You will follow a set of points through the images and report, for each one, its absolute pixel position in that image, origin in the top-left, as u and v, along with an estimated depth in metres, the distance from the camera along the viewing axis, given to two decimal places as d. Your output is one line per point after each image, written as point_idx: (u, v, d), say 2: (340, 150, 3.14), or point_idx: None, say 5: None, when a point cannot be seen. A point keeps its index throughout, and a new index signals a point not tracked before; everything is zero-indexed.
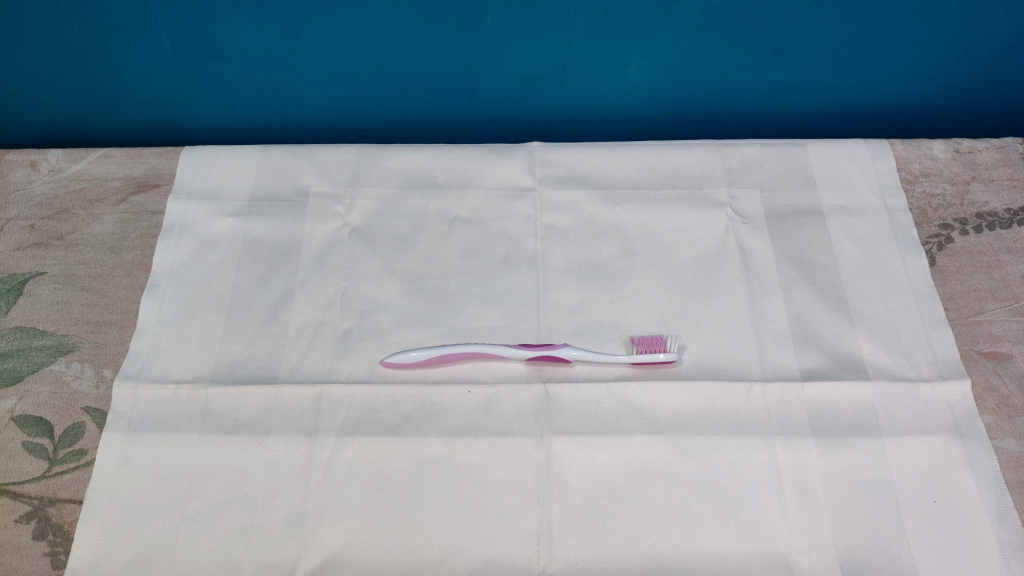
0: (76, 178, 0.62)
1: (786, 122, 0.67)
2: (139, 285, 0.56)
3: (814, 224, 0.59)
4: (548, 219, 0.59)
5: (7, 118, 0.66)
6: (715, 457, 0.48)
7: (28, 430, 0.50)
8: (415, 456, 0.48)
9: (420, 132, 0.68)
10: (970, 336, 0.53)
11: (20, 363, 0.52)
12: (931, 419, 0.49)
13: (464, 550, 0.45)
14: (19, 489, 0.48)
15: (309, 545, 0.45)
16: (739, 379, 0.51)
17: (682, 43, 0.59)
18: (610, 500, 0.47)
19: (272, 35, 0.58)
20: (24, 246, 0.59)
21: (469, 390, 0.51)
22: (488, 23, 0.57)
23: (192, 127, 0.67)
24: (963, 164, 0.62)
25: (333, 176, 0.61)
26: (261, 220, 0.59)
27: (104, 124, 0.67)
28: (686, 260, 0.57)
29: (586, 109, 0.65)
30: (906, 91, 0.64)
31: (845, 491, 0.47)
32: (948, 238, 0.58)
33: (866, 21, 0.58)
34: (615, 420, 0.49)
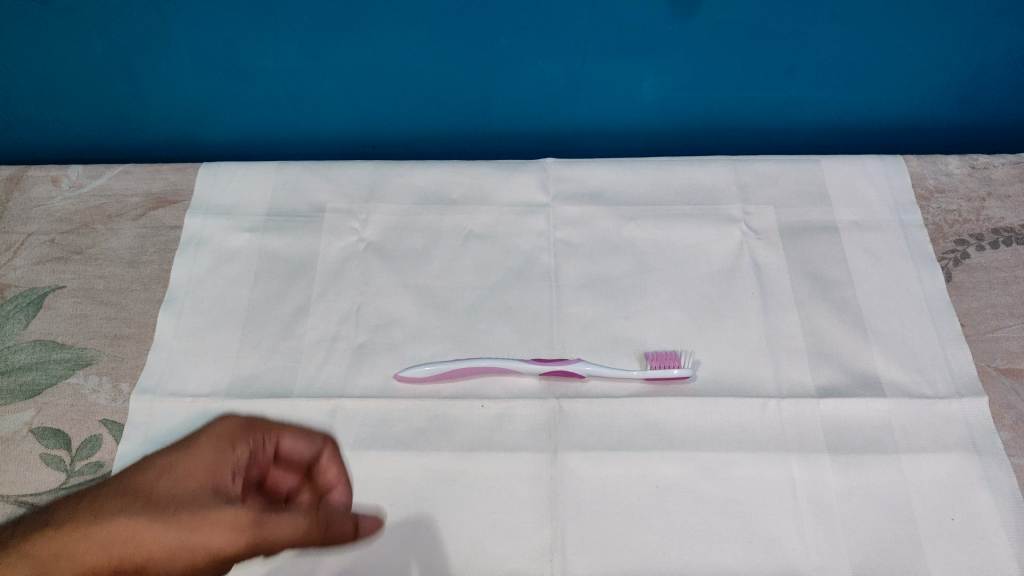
0: (96, 193, 0.63)
1: (800, 138, 0.67)
2: (156, 299, 0.57)
3: (828, 240, 0.59)
4: (561, 235, 0.59)
5: (30, 136, 0.67)
6: (730, 474, 0.48)
7: (46, 442, 0.50)
8: (427, 470, 0.48)
9: (435, 148, 0.68)
10: (987, 353, 0.53)
11: (38, 376, 0.53)
12: (948, 436, 0.49)
13: (477, 565, 0.45)
14: (36, 500, 0.48)
15: (322, 559, 0.45)
16: (753, 395, 0.51)
17: (695, 60, 0.59)
18: (623, 515, 0.46)
19: (290, 53, 0.59)
20: (44, 260, 0.59)
21: (482, 405, 0.51)
22: (502, 40, 0.57)
23: (210, 144, 0.68)
24: (978, 180, 0.62)
25: (348, 192, 0.62)
26: (277, 236, 0.59)
27: (124, 140, 0.68)
28: (700, 276, 0.57)
29: (599, 126, 0.65)
30: (921, 106, 0.64)
31: (860, 509, 0.46)
32: (963, 254, 0.58)
33: (880, 38, 0.58)
34: (628, 436, 0.49)
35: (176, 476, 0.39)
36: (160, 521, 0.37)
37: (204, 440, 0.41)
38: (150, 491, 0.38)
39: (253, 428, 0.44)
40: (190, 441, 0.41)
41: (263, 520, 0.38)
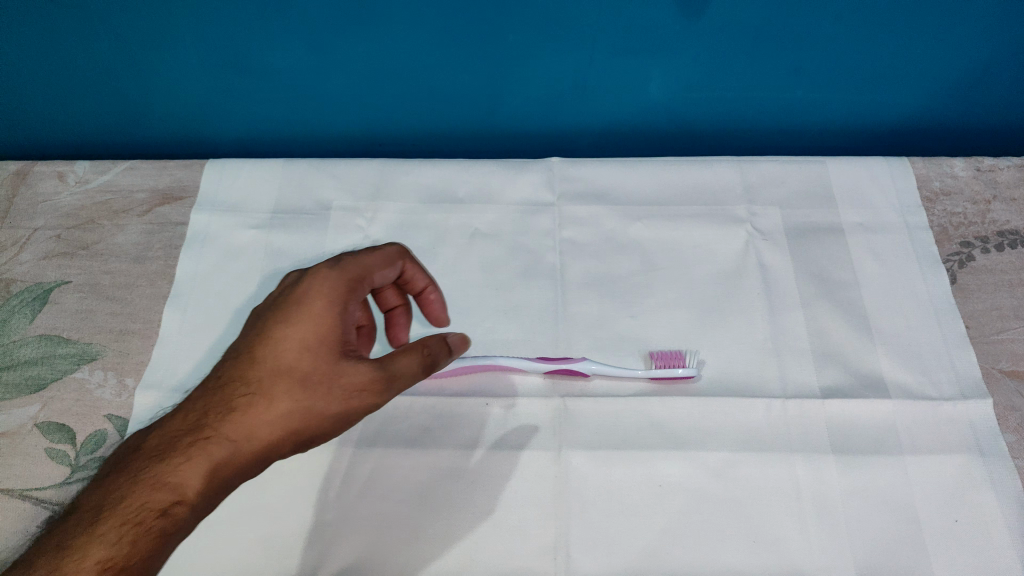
0: (102, 189, 0.63)
1: (806, 139, 0.67)
2: (162, 295, 0.57)
3: (834, 241, 0.59)
4: (567, 234, 0.59)
5: (37, 131, 0.67)
6: (735, 473, 0.48)
7: (51, 437, 0.50)
8: (432, 467, 0.48)
9: (442, 147, 0.68)
10: (992, 355, 0.53)
11: (44, 371, 0.53)
12: (953, 437, 0.49)
13: (481, 562, 0.45)
14: (42, 494, 0.48)
15: (327, 555, 0.45)
16: (758, 395, 0.51)
17: (702, 60, 0.59)
18: (628, 514, 0.46)
19: (297, 50, 0.59)
20: (50, 255, 0.59)
21: (486, 403, 0.51)
22: (510, 39, 0.57)
23: (216, 140, 0.68)
24: (984, 182, 0.62)
25: (354, 190, 0.62)
26: (283, 233, 0.60)
27: (131, 136, 0.68)
28: (706, 276, 0.57)
29: (606, 125, 0.66)
30: (927, 108, 0.64)
31: (864, 509, 0.46)
32: (969, 256, 0.58)
33: (887, 40, 0.58)
34: (633, 435, 0.49)
35: (305, 346, 0.42)
36: (316, 393, 0.41)
37: (312, 291, 0.43)
38: (292, 368, 0.41)
39: (344, 267, 0.44)
40: (300, 302, 0.43)
41: (389, 377, 0.42)
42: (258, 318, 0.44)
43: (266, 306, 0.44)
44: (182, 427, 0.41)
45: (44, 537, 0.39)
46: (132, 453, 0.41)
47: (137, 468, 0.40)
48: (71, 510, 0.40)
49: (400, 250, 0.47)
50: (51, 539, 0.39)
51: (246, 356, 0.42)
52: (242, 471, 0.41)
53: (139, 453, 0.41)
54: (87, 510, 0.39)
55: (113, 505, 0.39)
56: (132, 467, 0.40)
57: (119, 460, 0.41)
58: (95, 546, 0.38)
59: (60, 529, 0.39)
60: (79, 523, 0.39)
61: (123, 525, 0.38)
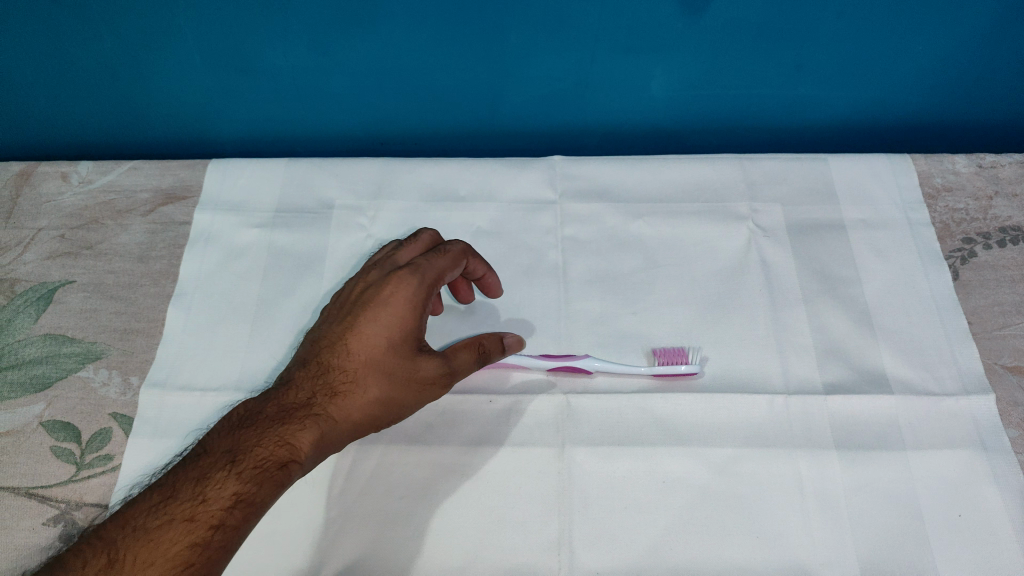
0: (105, 189, 0.63)
1: (807, 136, 0.67)
2: (165, 294, 0.57)
3: (836, 238, 0.59)
4: (569, 231, 0.59)
5: (41, 132, 0.68)
6: (738, 469, 0.48)
7: (56, 435, 0.50)
8: (436, 464, 0.49)
9: (444, 146, 0.68)
10: (994, 350, 0.53)
11: (48, 370, 0.53)
12: (956, 433, 0.49)
13: (485, 559, 0.45)
14: (47, 492, 0.48)
15: (332, 551, 0.45)
16: (761, 391, 0.51)
17: (704, 58, 0.59)
18: (630, 510, 0.47)
19: (300, 50, 0.59)
20: (54, 255, 0.60)
21: (490, 400, 0.51)
22: (512, 37, 0.57)
23: (219, 140, 0.68)
24: (986, 179, 0.62)
25: (357, 188, 0.62)
26: (286, 231, 0.60)
27: (134, 137, 0.68)
28: (708, 273, 0.57)
29: (608, 123, 0.66)
30: (928, 105, 0.64)
31: (868, 505, 0.47)
32: (971, 253, 0.58)
33: (889, 37, 0.58)
34: (636, 431, 0.50)
35: (393, 340, 0.47)
36: (398, 384, 0.46)
37: (396, 292, 0.47)
38: (382, 359, 0.46)
39: (424, 273, 0.48)
40: (389, 301, 0.47)
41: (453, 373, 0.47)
42: (347, 310, 0.49)
43: (353, 300, 0.49)
44: (291, 400, 0.45)
45: (174, 473, 0.42)
46: (247, 412, 0.45)
47: (258, 426, 0.44)
48: (194, 453, 0.43)
49: (469, 253, 0.51)
50: (188, 474, 0.42)
51: (340, 346, 0.47)
52: (336, 446, 0.45)
53: (256, 415, 0.44)
54: (216, 454, 0.42)
55: (241, 452, 0.42)
56: (253, 424, 0.44)
57: (235, 416, 0.45)
58: (227, 481, 0.41)
59: (192, 467, 0.42)
60: (211, 463, 0.42)
61: (251, 468, 0.42)
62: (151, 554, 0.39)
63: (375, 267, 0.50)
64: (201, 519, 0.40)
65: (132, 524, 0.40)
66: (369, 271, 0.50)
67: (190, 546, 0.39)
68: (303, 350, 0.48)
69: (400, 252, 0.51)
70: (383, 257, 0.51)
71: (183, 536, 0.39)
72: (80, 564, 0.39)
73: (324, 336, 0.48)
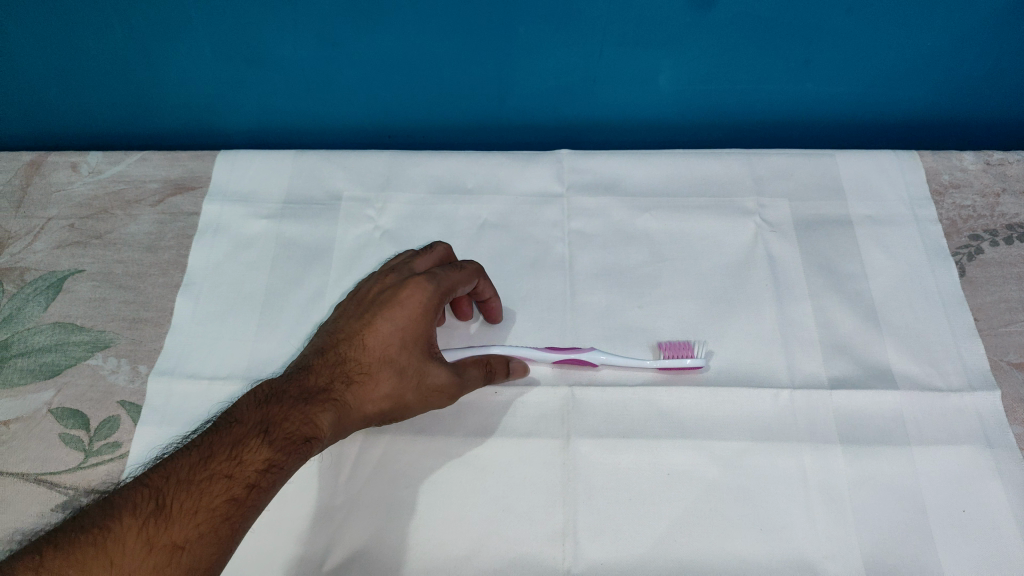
0: (114, 179, 0.64)
1: (815, 132, 0.67)
2: (174, 284, 0.58)
3: (842, 233, 0.59)
4: (576, 225, 0.60)
5: (51, 122, 0.68)
6: (743, 462, 0.48)
7: (65, 422, 0.51)
8: (442, 454, 0.49)
9: (451, 140, 0.69)
10: (999, 347, 0.53)
11: (57, 358, 0.54)
12: (961, 429, 0.49)
13: (490, 548, 0.45)
14: (55, 478, 0.49)
15: (337, 539, 0.46)
16: (766, 385, 0.51)
17: (712, 52, 0.59)
18: (635, 502, 0.47)
19: (309, 42, 0.59)
20: (64, 244, 0.60)
21: (496, 391, 0.52)
22: (520, 30, 0.57)
23: (227, 132, 0.69)
24: (993, 176, 0.62)
25: (364, 180, 0.62)
26: (294, 223, 0.60)
27: (144, 128, 0.68)
28: (715, 267, 0.57)
29: (615, 117, 0.66)
30: (936, 101, 0.64)
31: (872, 498, 0.47)
32: (977, 249, 0.58)
33: (897, 32, 0.58)
34: (641, 424, 0.50)
35: (406, 342, 0.48)
36: (408, 385, 0.47)
37: (412, 296, 0.48)
38: (396, 358, 0.47)
39: (440, 281, 0.49)
40: (405, 304, 0.48)
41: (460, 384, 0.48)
42: (363, 307, 0.49)
43: (369, 299, 0.49)
44: (313, 384, 0.46)
45: (208, 436, 0.42)
46: (273, 389, 0.45)
47: (285, 402, 0.44)
48: (224, 421, 0.43)
49: (483, 271, 0.52)
50: (223, 437, 0.42)
51: (357, 341, 0.48)
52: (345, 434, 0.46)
53: (280, 393, 0.44)
54: (247, 423, 0.42)
55: (272, 424, 0.42)
56: (280, 400, 0.44)
57: (260, 392, 0.45)
58: (261, 447, 0.41)
59: (225, 432, 0.42)
60: (244, 430, 0.42)
61: (282, 438, 0.42)
62: (194, 503, 0.39)
63: (393, 270, 0.50)
64: (238, 478, 0.40)
65: (174, 475, 0.40)
66: (386, 272, 0.51)
67: (229, 501, 0.39)
68: (318, 341, 0.49)
69: (417, 261, 0.51)
70: (398, 260, 0.52)
71: (223, 491, 0.39)
72: (128, 508, 0.38)
73: (341, 330, 0.49)
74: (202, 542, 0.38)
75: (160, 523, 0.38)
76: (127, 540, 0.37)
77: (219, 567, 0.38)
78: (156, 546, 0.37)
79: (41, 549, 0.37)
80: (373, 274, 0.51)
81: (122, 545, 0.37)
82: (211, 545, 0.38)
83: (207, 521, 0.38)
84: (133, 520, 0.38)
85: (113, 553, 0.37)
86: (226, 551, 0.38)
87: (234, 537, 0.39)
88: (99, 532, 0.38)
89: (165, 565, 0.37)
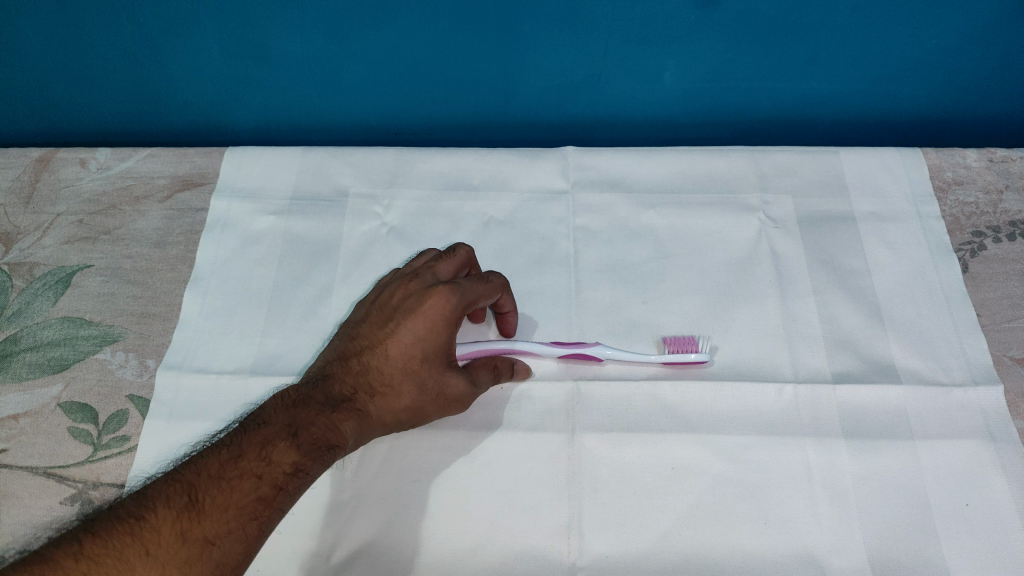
0: (123, 176, 0.64)
1: (818, 130, 0.68)
2: (182, 279, 0.58)
3: (845, 230, 0.59)
4: (581, 221, 0.60)
5: (59, 119, 0.68)
6: (747, 457, 0.48)
7: (74, 416, 0.51)
8: (448, 448, 0.49)
9: (456, 137, 0.69)
10: (1003, 342, 0.53)
11: (66, 352, 0.54)
12: (963, 424, 0.49)
13: (496, 541, 0.46)
14: (65, 472, 0.49)
15: (344, 532, 0.46)
16: (770, 380, 0.51)
17: (717, 50, 0.60)
18: (640, 496, 0.47)
19: (316, 39, 0.59)
20: (72, 240, 0.60)
21: (501, 386, 0.52)
22: (526, 29, 0.58)
23: (235, 129, 0.69)
24: (996, 173, 0.62)
25: (371, 176, 0.63)
26: (302, 219, 0.60)
27: (152, 125, 0.69)
28: (719, 263, 0.57)
29: (619, 115, 0.66)
30: (940, 98, 0.64)
31: (876, 493, 0.47)
32: (980, 246, 0.58)
33: (902, 30, 0.58)
34: (645, 418, 0.50)
35: (428, 353, 0.47)
36: (428, 397, 0.47)
37: (434, 307, 0.47)
38: (418, 368, 0.47)
39: (463, 293, 0.48)
40: (427, 315, 0.47)
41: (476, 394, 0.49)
42: (386, 314, 0.49)
43: (392, 306, 0.49)
44: (337, 391, 0.46)
45: (238, 435, 0.42)
46: (298, 394, 0.45)
47: (312, 406, 0.44)
48: (252, 422, 0.43)
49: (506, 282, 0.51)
50: (253, 438, 0.42)
51: (380, 349, 0.48)
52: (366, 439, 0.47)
53: (305, 398, 0.45)
54: (276, 424, 0.43)
55: (299, 427, 0.43)
56: (307, 404, 0.44)
57: (287, 394, 0.45)
58: (289, 451, 0.41)
59: (254, 432, 0.42)
60: (273, 432, 0.42)
61: (309, 443, 0.42)
62: (226, 500, 0.39)
63: (416, 276, 0.50)
64: (267, 478, 0.40)
65: (206, 471, 0.40)
66: (408, 277, 0.50)
67: (258, 500, 0.39)
68: (340, 344, 0.49)
69: (439, 266, 0.50)
70: (419, 265, 0.51)
71: (252, 490, 0.40)
72: (163, 500, 0.39)
73: (363, 335, 0.49)
74: (231, 538, 0.38)
75: (194, 518, 0.38)
76: (162, 531, 0.38)
77: (246, 564, 0.39)
78: (190, 538, 0.38)
79: (78, 538, 0.37)
80: (395, 278, 0.51)
81: (158, 535, 0.38)
82: (239, 542, 0.38)
83: (237, 519, 0.39)
84: (169, 513, 0.38)
85: (149, 543, 0.37)
86: (253, 548, 0.39)
87: (261, 536, 0.39)
88: (134, 522, 0.38)
89: (198, 559, 0.37)
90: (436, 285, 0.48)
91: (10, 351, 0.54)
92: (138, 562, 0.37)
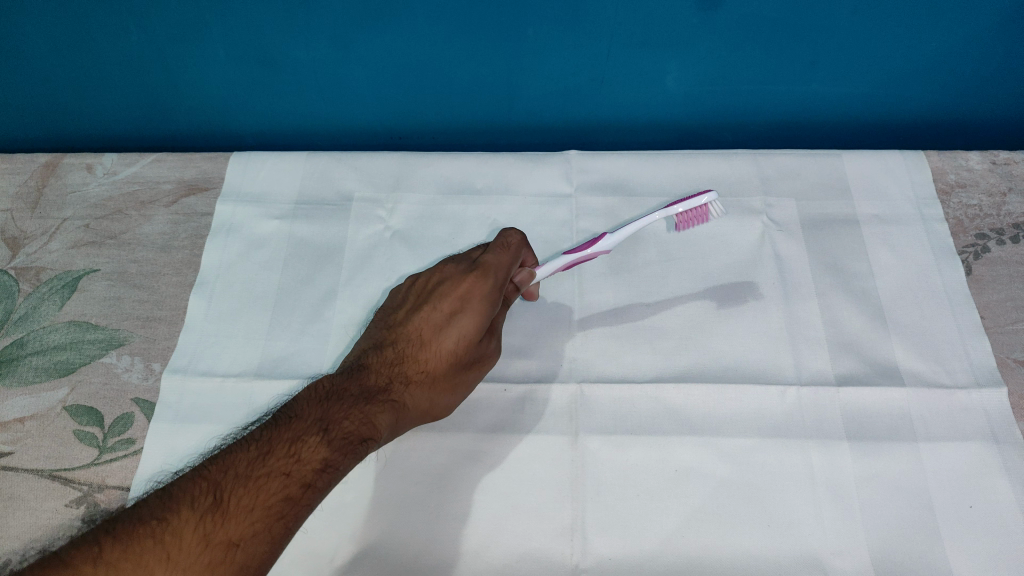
0: (129, 180, 0.65)
1: (821, 132, 0.68)
2: (187, 283, 0.59)
3: (849, 233, 0.59)
4: (584, 225, 0.60)
5: (67, 124, 0.69)
6: (750, 458, 0.48)
7: (80, 419, 0.51)
8: (451, 450, 0.49)
9: (460, 141, 0.69)
10: (1006, 344, 0.53)
11: (72, 355, 0.54)
12: (968, 426, 0.49)
13: (499, 542, 0.46)
14: (71, 474, 0.49)
15: (348, 535, 0.46)
16: (773, 383, 0.51)
17: (719, 53, 0.60)
18: (643, 498, 0.47)
19: (320, 44, 0.60)
20: (79, 244, 0.61)
21: (504, 388, 0.52)
22: (529, 33, 0.58)
23: (240, 134, 0.70)
24: (999, 175, 0.62)
25: (375, 181, 0.63)
26: (306, 223, 0.61)
27: (158, 130, 0.69)
28: (722, 267, 0.58)
29: (622, 118, 0.67)
30: (942, 100, 0.64)
31: (880, 495, 0.47)
32: (984, 248, 0.58)
33: (903, 32, 0.58)
34: (648, 421, 0.50)
35: (465, 334, 0.48)
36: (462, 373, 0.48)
37: (470, 290, 0.48)
38: (456, 349, 0.48)
39: (497, 273, 0.49)
40: (465, 298, 0.48)
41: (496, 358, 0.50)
42: (422, 299, 0.50)
43: (427, 291, 0.50)
44: (372, 382, 0.46)
45: (270, 429, 0.43)
46: (332, 387, 0.46)
47: (345, 399, 0.45)
48: (283, 416, 0.44)
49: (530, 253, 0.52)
50: (283, 433, 0.42)
51: (415, 337, 0.48)
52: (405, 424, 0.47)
53: (340, 389, 0.45)
54: (307, 419, 0.43)
55: (331, 422, 0.43)
56: (341, 398, 0.45)
57: (321, 387, 0.46)
58: (319, 447, 0.41)
59: (285, 428, 0.43)
60: (304, 427, 0.42)
61: (340, 438, 0.42)
62: (251, 501, 0.39)
63: (450, 261, 0.51)
64: (295, 476, 0.40)
65: (233, 471, 0.40)
66: (442, 263, 0.51)
67: (284, 499, 0.39)
68: (376, 334, 0.50)
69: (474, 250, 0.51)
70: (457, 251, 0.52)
71: (279, 489, 0.40)
72: (187, 502, 0.39)
73: (398, 323, 0.50)
74: (256, 540, 0.38)
75: (217, 520, 0.38)
76: (183, 535, 0.38)
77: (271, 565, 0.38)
78: (212, 541, 0.38)
79: (99, 541, 0.38)
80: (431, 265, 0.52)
81: (179, 540, 0.38)
82: (264, 543, 0.38)
83: (262, 520, 0.39)
84: (191, 515, 0.38)
85: (170, 547, 0.38)
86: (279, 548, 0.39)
87: (288, 535, 0.39)
88: (156, 525, 0.38)
89: (220, 562, 0.37)
90: (468, 268, 0.49)
91: (17, 355, 0.54)
92: (158, 566, 0.37)
